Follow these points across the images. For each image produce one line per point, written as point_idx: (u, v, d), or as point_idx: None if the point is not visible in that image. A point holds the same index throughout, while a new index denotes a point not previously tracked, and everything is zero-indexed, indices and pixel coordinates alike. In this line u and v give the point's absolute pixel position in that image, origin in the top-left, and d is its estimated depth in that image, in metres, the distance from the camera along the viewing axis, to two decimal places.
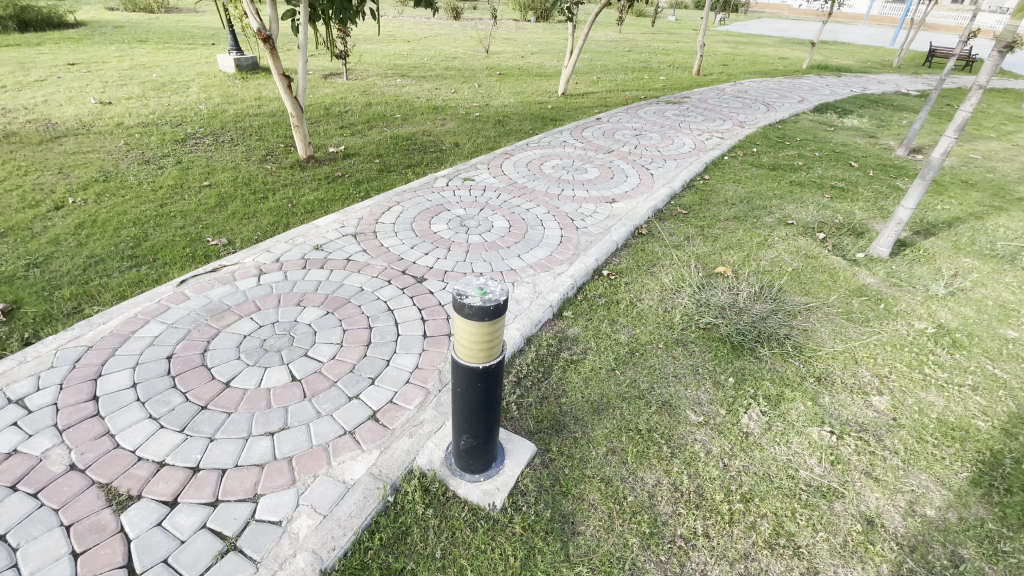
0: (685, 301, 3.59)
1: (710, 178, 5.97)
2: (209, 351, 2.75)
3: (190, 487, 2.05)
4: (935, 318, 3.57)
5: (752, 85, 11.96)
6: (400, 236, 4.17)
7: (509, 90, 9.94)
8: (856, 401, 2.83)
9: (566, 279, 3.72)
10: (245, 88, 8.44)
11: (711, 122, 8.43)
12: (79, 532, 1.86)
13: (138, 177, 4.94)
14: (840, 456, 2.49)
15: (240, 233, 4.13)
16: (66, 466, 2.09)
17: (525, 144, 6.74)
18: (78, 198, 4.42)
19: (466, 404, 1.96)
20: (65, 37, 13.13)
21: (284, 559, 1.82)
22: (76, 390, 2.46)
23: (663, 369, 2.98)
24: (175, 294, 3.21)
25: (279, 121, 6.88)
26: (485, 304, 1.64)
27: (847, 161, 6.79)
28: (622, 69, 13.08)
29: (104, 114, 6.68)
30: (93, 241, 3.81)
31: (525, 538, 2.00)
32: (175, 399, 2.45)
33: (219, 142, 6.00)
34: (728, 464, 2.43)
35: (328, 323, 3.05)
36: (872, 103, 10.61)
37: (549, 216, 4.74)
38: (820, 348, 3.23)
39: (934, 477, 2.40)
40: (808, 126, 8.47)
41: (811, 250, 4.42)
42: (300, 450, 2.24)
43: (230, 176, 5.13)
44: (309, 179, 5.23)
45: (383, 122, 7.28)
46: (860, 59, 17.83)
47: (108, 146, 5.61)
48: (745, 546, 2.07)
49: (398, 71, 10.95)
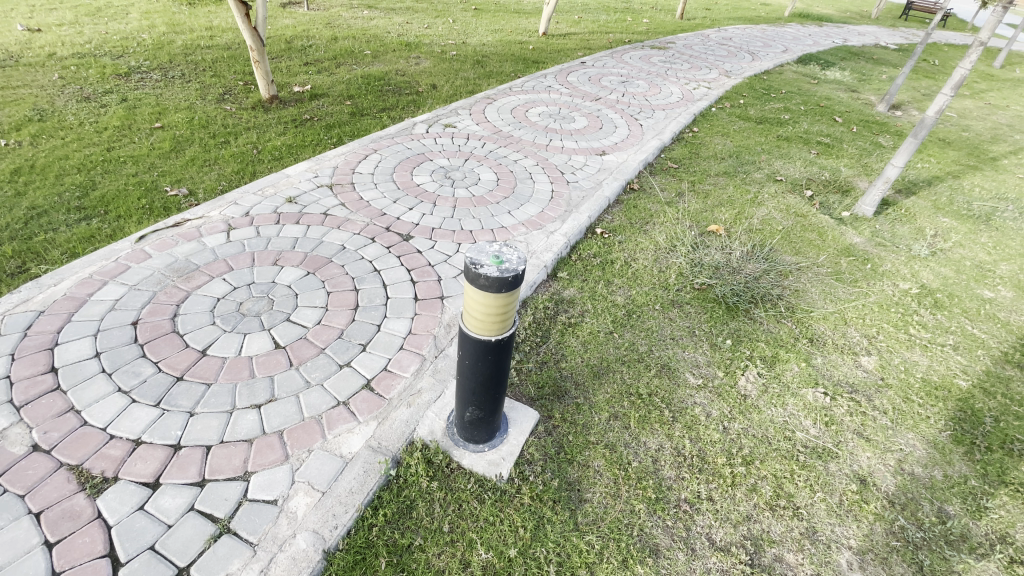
0: (679, 261, 3.52)
1: (699, 131, 5.82)
2: (180, 316, 2.52)
3: (173, 467, 1.90)
4: (918, 279, 3.63)
5: (736, 32, 11.57)
6: (380, 188, 3.90)
7: (486, 27, 9.27)
8: (846, 361, 2.88)
9: (560, 237, 3.58)
10: (194, 16, 7.57)
11: (697, 70, 8.17)
12: (51, 520, 1.70)
13: (79, 116, 4.40)
14: (833, 417, 2.54)
15: (202, 182, 3.76)
16: (28, 447, 1.89)
17: (508, 89, 6.34)
18: (11, 140, 3.91)
19: (475, 376, 1.84)
20: None
21: (283, 540, 1.72)
22: (31, 361, 2.21)
23: (660, 331, 2.94)
24: (134, 252, 2.91)
25: (236, 55, 6.22)
26: (502, 275, 1.49)
27: (831, 116, 6.71)
28: (604, 9, 12.42)
29: (32, 42, 5.88)
30: (32, 190, 3.39)
31: (534, 508, 1.96)
32: (147, 370, 2.24)
33: (169, 78, 5.39)
34: (727, 427, 2.43)
35: (309, 285, 2.84)
36: (853, 55, 10.47)
37: (537, 168, 4.53)
38: (812, 309, 3.25)
39: (920, 436, 2.48)
40: (792, 78, 8.32)
41: (800, 209, 4.40)
42: (291, 424, 2.10)
43: (185, 116, 4.64)
44: (275, 121, 4.80)
45: (352, 59, 6.70)
46: (841, 8, 17.53)
47: (41, 80, 4.95)
48: (747, 509, 2.09)
49: (364, 2, 10.02)
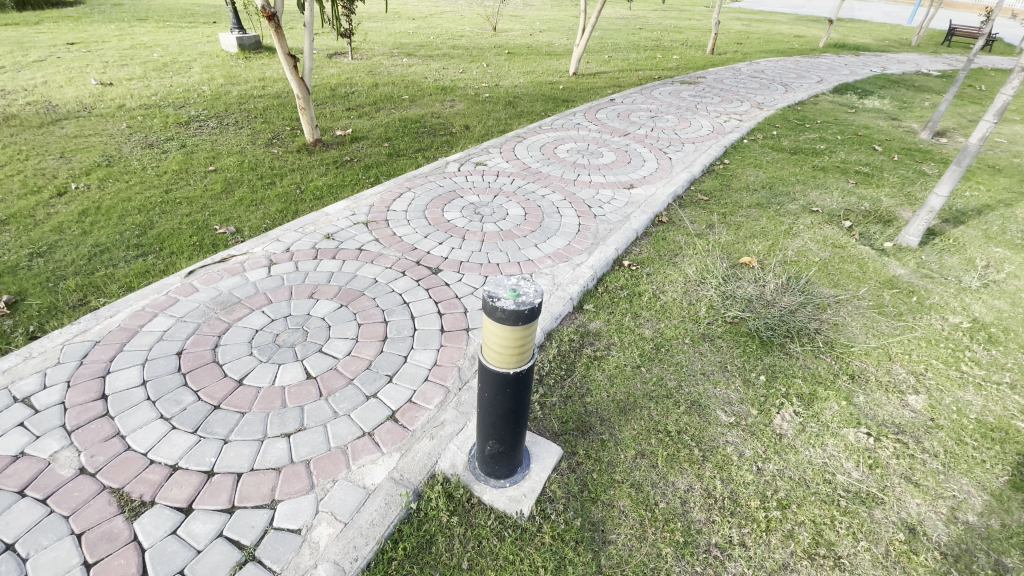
0: (710, 293, 3.46)
1: (731, 163, 5.78)
2: (221, 347, 2.65)
3: (205, 493, 1.97)
4: (969, 312, 3.42)
5: (768, 64, 11.58)
6: (413, 224, 4.04)
7: (518, 70, 9.63)
8: (892, 400, 2.71)
9: (586, 270, 3.59)
10: (249, 68, 8.22)
11: (728, 103, 8.18)
12: (91, 541, 1.78)
13: (142, 161, 4.80)
14: (878, 459, 2.38)
15: (248, 220, 4.01)
16: (75, 470, 2.00)
17: (537, 127, 6.53)
18: (81, 184, 4.29)
19: (494, 409, 1.85)
20: (64, 15, 12.08)
21: (305, 570, 1.74)
22: (84, 388, 2.37)
23: (690, 366, 2.88)
24: (182, 286, 3.11)
25: (284, 103, 6.69)
26: (518, 308, 1.52)
27: (870, 144, 6.55)
28: (634, 48, 12.72)
29: (106, 95, 6.49)
30: (97, 229, 3.70)
31: (555, 548, 1.91)
32: (187, 398, 2.36)
33: (223, 126, 5.84)
34: (762, 468, 2.33)
35: (342, 317, 2.95)
36: (893, 83, 10.23)
37: (565, 203, 4.59)
38: (852, 344, 3.10)
39: (975, 482, 2.29)
40: (828, 108, 8.20)
41: (838, 240, 4.26)
42: (317, 453, 2.16)
43: (236, 160, 5.00)
44: (317, 163, 5.09)
45: (391, 103, 7.09)
46: (878, 37, 17.33)
47: (111, 130, 5.45)
48: (784, 557, 1.98)
49: (403, 49, 10.65)
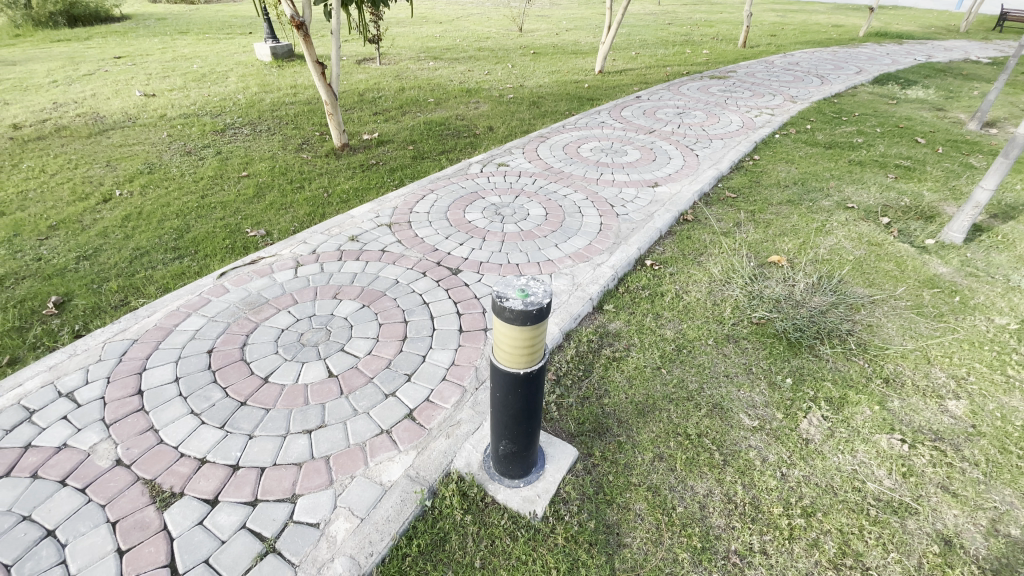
0: (736, 293, 3.37)
1: (761, 158, 5.61)
2: (248, 346, 2.75)
3: (230, 486, 2.04)
4: (1019, 313, 3.22)
5: (803, 56, 11.18)
6: (434, 225, 4.09)
7: (543, 69, 9.62)
8: (929, 406, 2.58)
9: (607, 270, 3.56)
10: (281, 76, 8.50)
11: (760, 97, 7.94)
12: (124, 529, 1.87)
13: (180, 168, 5.03)
14: (912, 467, 2.27)
15: (278, 223, 4.15)
16: (112, 461, 2.12)
17: (561, 127, 6.50)
18: (124, 191, 4.52)
19: (506, 409, 1.85)
20: (112, 31, 12.73)
21: (322, 564, 1.79)
22: (123, 384, 2.50)
23: (713, 368, 2.81)
24: (215, 287, 3.24)
25: (315, 109, 6.89)
26: (527, 308, 1.52)
27: (912, 137, 6.24)
28: (662, 43, 12.51)
29: (149, 106, 6.83)
30: (138, 233, 3.89)
31: (569, 550, 1.90)
32: (216, 394, 2.45)
33: (257, 132, 6.05)
34: (786, 473, 2.25)
35: (364, 317, 3.01)
36: (939, 72, 9.72)
37: (587, 202, 4.56)
38: (887, 346, 2.97)
39: (1020, 494, 2.15)
40: (867, 99, 7.86)
41: (874, 237, 4.08)
42: (337, 450, 2.21)
43: (268, 165, 5.17)
44: (345, 167, 5.22)
45: (417, 107, 7.19)
46: (923, 24, 16.51)
47: (153, 139, 5.72)
48: (807, 566, 1.91)
49: (430, 53, 10.79)
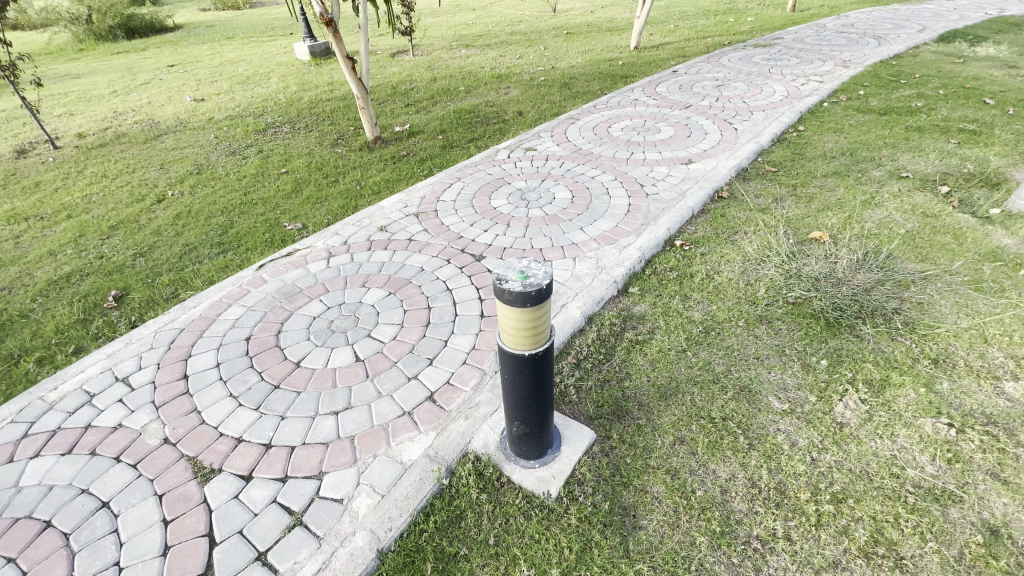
0: (771, 272, 3.21)
1: (806, 129, 5.28)
2: (282, 333, 2.90)
3: (264, 463, 2.18)
4: None
5: (859, 17, 10.37)
6: (461, 213, 4.13)
7: (576, 50, 9.40)
8: (983, 388, 2.39)
9: (633, 252, 3.49)
10: (319, 74, 8.76)
11: (808, 63, 7.45)
12: (169, 501, 2.04)
13: (226, 168, 5.31)
14: (959, 453, 2.12)
15: (313, 217, 4.31)
16: (160, 440, 2.31)
17: (592, 107, 6.36)
18: (176, 191, 4.83)
19: (515, 391, 1.87)
20: (166, 41, 13.49)
21: (345, 536, 1.89)
22: (171, 369, 2.70)
23: (742, 350, 2.71)
24: (254, 278, 3.42)
25: (349, 105, 7.08)
26: (525, 289, 1.52)
27: (979, 98, 5.69)
28: (703, 14, 11.92)
29: (198, 110, 7.23)
30: (187, 231, 4.16)
31: (582, 530, 1.91)
32: (252, 378, 2.61)
33: (296, 130, 6.29)
34: (817, 459, 2.15)
35: (390, 304, 3.10)
36: (1015, 26, 8.81)
37: (616, 183, 4.46)
38: (938, 325, 2.75)
39: None
40: (930, 59, 7.22)
41: (930, 208, 3.77)
42: (361, 430, 2.31)
43: (305, 161, 5.37)
44: (377, 160, 5.34)
45: (448, 96, 7.24)
46: None
47: (202, 141, 6.07)
48: (835, 554, 1.83)
49: (463, 41, 10.78)
